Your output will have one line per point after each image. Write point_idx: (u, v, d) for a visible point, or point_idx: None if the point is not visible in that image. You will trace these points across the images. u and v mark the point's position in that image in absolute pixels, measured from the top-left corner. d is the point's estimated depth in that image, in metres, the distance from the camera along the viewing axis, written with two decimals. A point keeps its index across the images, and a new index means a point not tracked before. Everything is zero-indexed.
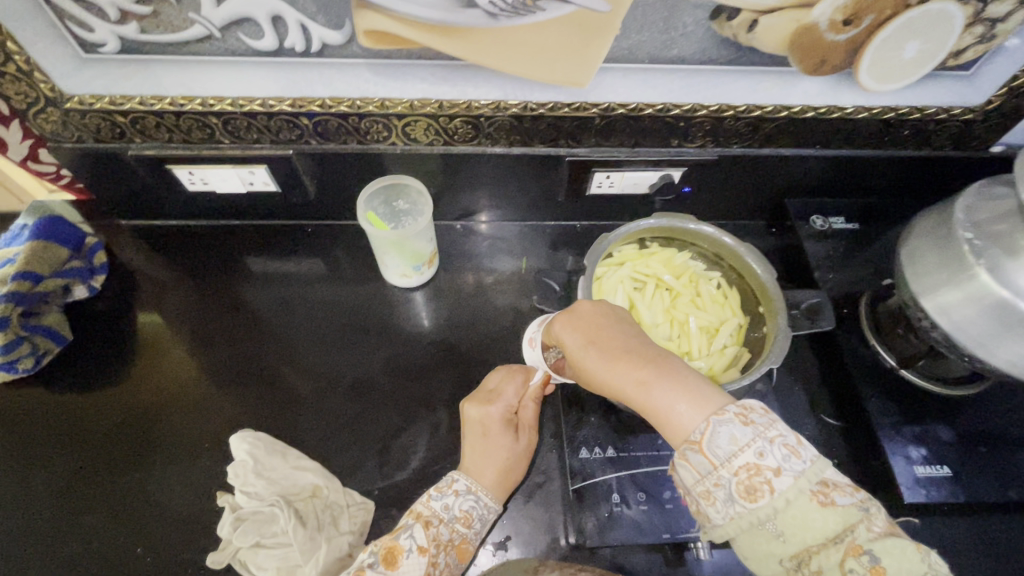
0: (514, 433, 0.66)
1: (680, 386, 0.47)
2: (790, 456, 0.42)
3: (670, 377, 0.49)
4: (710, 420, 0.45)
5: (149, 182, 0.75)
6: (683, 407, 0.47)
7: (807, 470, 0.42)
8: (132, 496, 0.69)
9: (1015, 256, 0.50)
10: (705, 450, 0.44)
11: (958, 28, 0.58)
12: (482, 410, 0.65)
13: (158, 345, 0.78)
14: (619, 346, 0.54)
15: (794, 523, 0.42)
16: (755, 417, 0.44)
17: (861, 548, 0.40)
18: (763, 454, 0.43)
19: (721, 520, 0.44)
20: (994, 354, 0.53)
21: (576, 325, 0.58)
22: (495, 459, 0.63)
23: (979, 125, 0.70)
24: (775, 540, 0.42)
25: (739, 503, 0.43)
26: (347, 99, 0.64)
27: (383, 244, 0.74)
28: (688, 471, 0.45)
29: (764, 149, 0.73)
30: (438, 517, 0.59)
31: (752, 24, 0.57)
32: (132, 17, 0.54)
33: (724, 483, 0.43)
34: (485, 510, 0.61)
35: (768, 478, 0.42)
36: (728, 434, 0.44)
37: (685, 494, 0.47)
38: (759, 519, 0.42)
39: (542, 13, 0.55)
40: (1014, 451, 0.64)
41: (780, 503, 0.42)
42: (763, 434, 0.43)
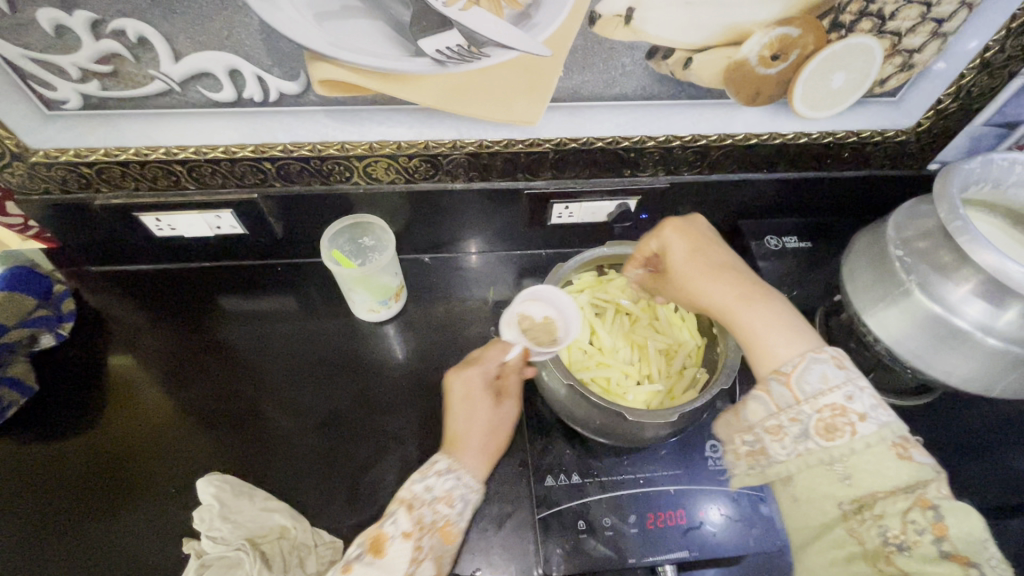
0: (495, 399, 0.67)
1: (779, 317, 0.51)
2: (876, 406, 0.46)
3: (773, 305, 0.53)
4: (806, 356, 0.48)
5: (117, 228, 0.77)
6: (780, 336, 0.50)
7: (890, 422, 0.45)
8: (97, 545, 0.68)
9: (941, 272, 0.55)
10: (792, 383, 0.47)
11: (878, 60, 0.62)
12: (463, 376, 0.67)
13: (130, 389, 0.78)
14: (727, 268, 0.57)
15: (867, 466, 0.44)
16: (847, 364, 0.47)
17: (929, 501, 0.42)
18: (851, 399, 0.45)
19: (785, 455, 0.46)
20: (931, 366, 0.57)
21: (686, 236, 0.61)
22: (475, 425, 0.65)
23: (914, 146, 0.74)
24: (841, 482, 0.44)
25: (813, 440, 0.45)
26: (307, 144, 0.66)
27: (349, 281, 0.76)
28: (766, 402, 0.48)
29: (714, 175, 0.76)
30: (420, 499, 0.58)
31: (687, 62, 0.60)
32: (93, 75, 0.56)
33: (803, 417, 0.46)
34: (466, 490, 0.60)
35: (852, 421, 0.45)
36: (821, 372, 0.47)
37: (747, 432, 0.49)
38: (828, 458, 0.45)
39: (487, 59, 0.58)
40: (952, 460, 0.69)
41: (859, 446, 0.44)
42: (854, 381, 0.46)
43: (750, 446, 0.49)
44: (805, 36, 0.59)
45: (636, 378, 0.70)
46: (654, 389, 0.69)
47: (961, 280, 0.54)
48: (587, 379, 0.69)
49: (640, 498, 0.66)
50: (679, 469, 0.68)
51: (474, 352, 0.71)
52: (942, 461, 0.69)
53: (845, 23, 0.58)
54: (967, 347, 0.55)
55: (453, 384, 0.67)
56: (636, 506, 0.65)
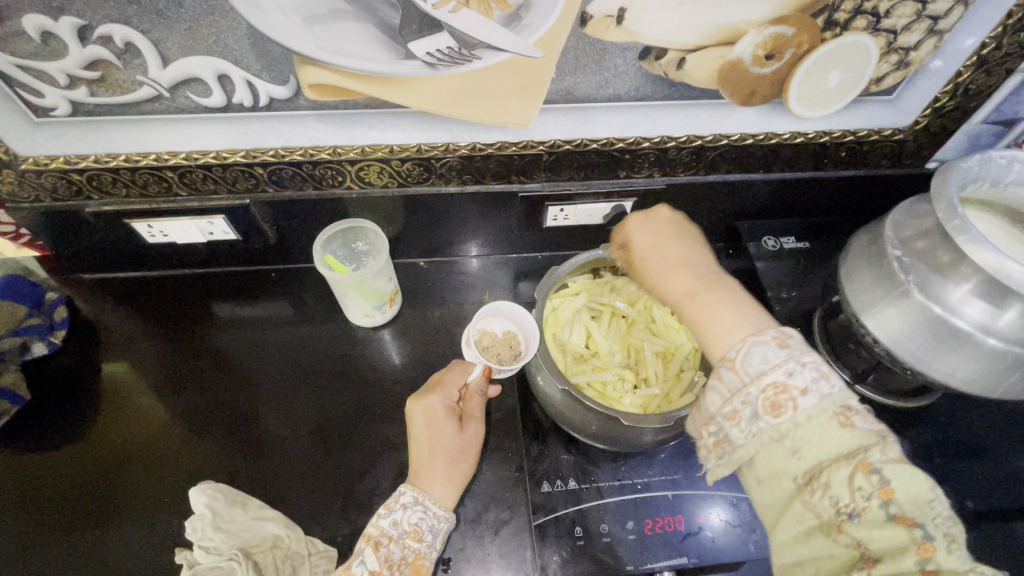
0: (459, 424, 0.66)
1: (730, 305, 0.49)
2: (818, 379, 0.44)
3: (724, 292, 0.51)
4: (748, 340, 0.46)
5: (110, 235, 0.76)
6: (726, 320, 0.49)
7: (834, 393, 0.43)
8: (87, 557, 0.67)
9: (940, 272, 0.54)
10: (737, 367, 0.46)
11: (873, 58, 0.61)
12: (424, 404, 0.66)
13: (123, 398, 0.77)
14: (683, 258, 0.55)
15: (812, 438, 0.42)
16: (792, 342, 0.46)
17: (871, 466, 0.41)
18: (792, 374, 0.44)
19: (743, 439, 0.45)
20: (931, 367, 0.57)
21: (647, 229, 0.59)
22: (439, 453, 0.64)
23: (911, 144, 0.73)
24: (791, 457, 0.43)
25: (763, 419, 0.44)
26: (299, 148, 0.65)
27: (342, 286, 0.75)
28: (719, 389, 0.46)
29: (710, 176, 0.75)
30: (387, 535, 0.59)
31: (680, 62, 0.59)
32: (81, 81, 0.56)
33: (751, 399, 0.44)
34: (435, 521, 0.61)
35: (794, 396, 0.43)
36: (762, 354, 0.45)
37: (710, 422, 0.47)
38: (778, 435, 0.43)
39: (478, 61, 0.57)
40: (953, 462, 0.68)
41: (802, 418, 0.43)
42: (796, 356, 0.45)
43: (714, 437, 0.47)
44: (799, 34, 0.58)
45: (631, 382, 0.69)
46: (650, 393, 0.69)
47: (960, 281, 0.53)
48: (582, 384, 0.69)
49: (639, 503, 0.65)
50: (677, 473, 0.67)
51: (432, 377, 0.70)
52: (942, 463, 0.68)
53: (839, 21, 0.58)
54: (967, 348, 0.54)
55: (415, 412, 0.66)
56: (635, 512, 0.65)
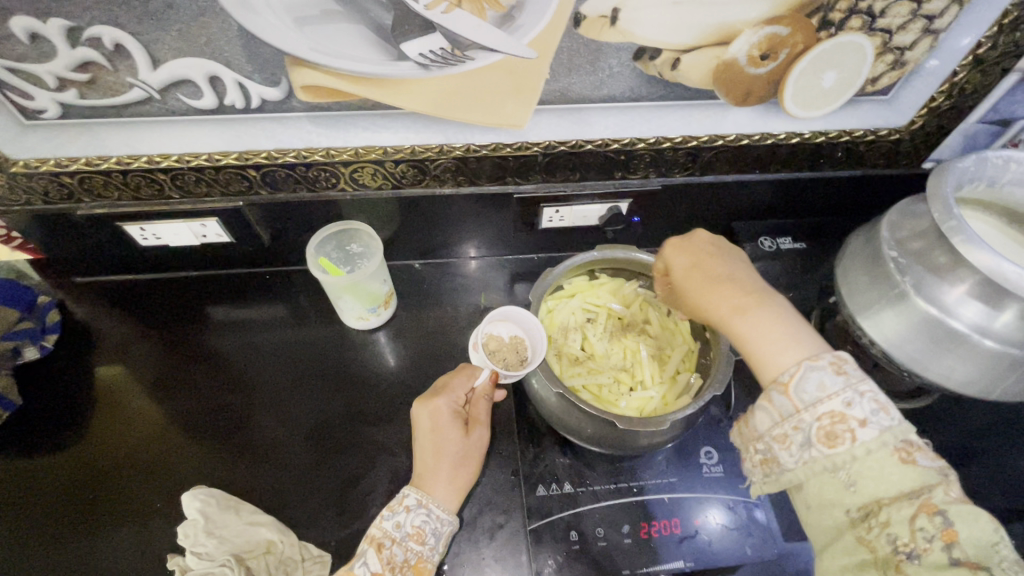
0: (464, 428, 0.65)
1: (779, 326, 0.50)
2: (878, 410, 0.44)
3: (774, 312, 0.51)
4: (803, 364, 0.46)
5: (102, 238, 0.75)
6: (778, 342, 0.49)
7: (893, 427, 0.43)
8: (79, 563, 0.66)
9: (936, 273, 0.54)
10: (790, 392, 0.46)
11: (869, 57, 0.61)
12: (429, 407, 0.64)
13: (117, 401, 0.77)
14: (727, 276, 0.56)
15: (870, 473, 0.43)
16: (848, 368, 0.46)
17: (934, 507, 0.41)
18: (850, 405, 0.44)
19: (793, 464, 0.45)
20: (928, 368, 0.56)
21: (687, 248, 0.60)
22: (444, 457, 0.63)
23: (908, 144, 0.73)
24: (846, 489, 0.44)
25: (817, 448, 0.44)
26: (292, 150, 0.65)
27: (337, 288, 0.74)
28: (769, 412, 0.47)
29: (706, 176, 0.75)
30: (390, 537, 0.59)
31: (675, 62, 0.59)
32: (71, 84, 0.55)
33: (804, 426, 0.45)
34: (438, 523, 0.61)
35: (851, 428, 0.44)
36: (818, 380, 0.45)
37: (757, 441, 0.48)
38: (832, 465, 0.44)
39: (472, 62, 0.57)
40: (953, 463, 0.68)
41: (860, 452, 0.43)
42: (855, 386, 0.45)
43: (762, 455, 0.48)
44: (794, 34, 0.58)
45: (628, 385, 0.69)
46: (647, 395, 0.68)
47: (955, 281, 0.53)
48: (578, 387, 0.68)
49: (634, 507, 0.65)
50: (674, 476, 0.67)
51: (442, 380, 0.68)
52: None
53: (834, 21, 0.57)
54: (964, 350, 0.54)
55: (420, 415, 0.65)
56: (630, 516, 0.64)
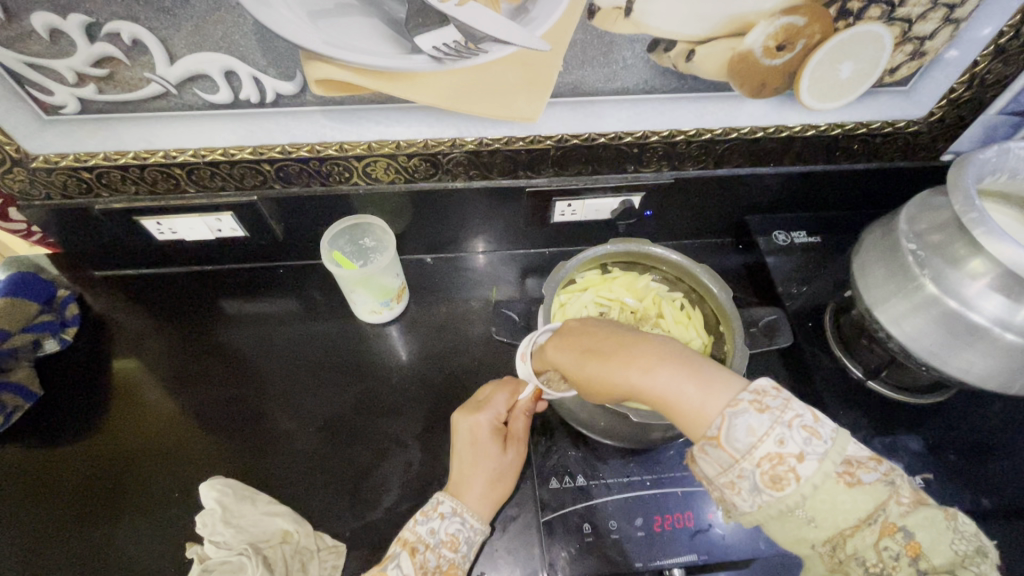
0: (502, 444, 0.65)
1: (685, 378, 0.48)
2: (810, 439, 0.42)
3: (674, 360, 0.49)
4: (726, 413, 0.44)
5: (119, 232, 0.76)
6: (694, 396, 0.47)
7: (829, 452, 0.42)
8: (100, 552, 0.67)
9: (956, 266, 0.53)
10: (723, 444, 0.44)
11: (888, 48, 0.60)
12: (470, 421, 0.65)
13: (134, 394, 0.78)
14: (612, 347, 0.54)
15: (823, 506, 0.42)
16: (770, 401, 0.44)
17: (894, 526, 0.40)
18: (783, 442, 0.42)
19: (747, 508, 0.44)
20: (947, 362, 0.56)
21: (566, 341, 0.58)
22: (480, 471, 0.64)
23: (926, 136, 0.72)
24: (807, 526, 0.42)
25: (766, 493, 0.42)
26: (306, 144, 0.65)
27: (350, 282, 0.75)
28: (710, 462, 0.45)
29: (719, 170, 0.74)
30: (423, 542, 0.59)
31: (690, 54, 0.59)
32: (90, 79, 0.56)
33: (747, 474, 0.43)
34: (471, 532, 0.61)
35: (792, 466, 0.42)
36: (746, 424, 0.43)
37: (709, 486, 0.46)
38: (787, 506, 0.42)
39: (484, 55, 0.57)
40: (970, 459, 0.67)
41: (808, 489, 0.42)
42: (781, 419, 0.43)
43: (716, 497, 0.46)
44: (810, 25, 0.57)
45: None
46: None
47: (976, 275, 0.52)
48: None
49: (647, 501, 0.65)
50: (686, 470, 0.67)
51: (484, 392, 0.69)
52: (959, 461, 0.67)
53: (852, 10, 0.56)
54: (984, 344, 0.53)
55: (461, 426, 0.66)
56: (643, 509, 0.64)
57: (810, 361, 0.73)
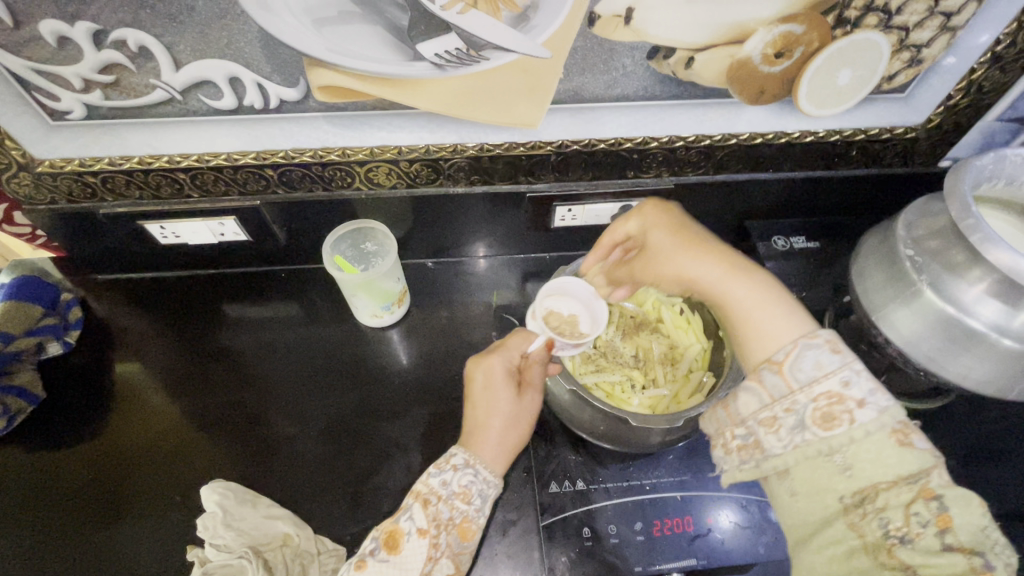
0: (516, 390, 0.63)
1: (775, 302, 0.51)
2: (874, 391, 0.45)
3: (766, 285, 0.52)
4: (799, 343, 0.48)
5: (124, 237, 0.77)
6: (772, 318, 0.50)
7: (891, 407, 0.44)
8: (99, 555, 0.68)
9: (953, 272, 0.54)
10: (784, 372, 0.47)
11: (886, 56, 0.60)
12: (483, 365, 0.63)
13: (136, 397, 0.78)
14: (714, 250, 0.55)
15: (867, 457, 0.43)
16: (843, 348, 0.47)
17: (932, 492, 0.41)
18: (847, 385, 0.45)
19: (783, 446, 0.46)
20: (945, 367, 0.56)
21: (666, 221, 0.60)
22: (495, 417, 0.61)
23: (924, 142, 0.72)
24: (841, 474, 0.44)
25: (811, 430, 0.45)
26: (309, 150, 0.66)
27: (352, 286, 0.75)
28: (760, 393, 0.48)
29: (718, 176, 0.75)
30: (436, 494, 0.56)
31: (689, 61, 0.59)
32: (96, 85, 0.57)
33: (797, 407, 0.46)
34: (484, 486, 0.58)
35: (850, 409, 0.44)
36: (814, 359, 0.46)
37: (742, 425, 0.49)
38: (828, 449, 0.44)
39: (485, 62, 0.57)
40: (972, 464, 0.67)
41: (858, 435, 0.44)
42: (851, 364, 0.46)
43: (742, 440, 0.49)
44: (809, 33, 0.58)
45: (639, 383, 0.69)
46: (659, 393, 0.69)
47: (974, 280, 0.52)
48: (590, 384, 0.69)
49: (646, 505, 0.65)
50: (685, 475, 0.67)
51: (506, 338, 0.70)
52: (959, 466, 0.67)
53: (851, 18, 0.57)
54: (981, 349, 0.53)
55: (473, 372, 0.63)
56: (642, 513, 0.64)
57: None
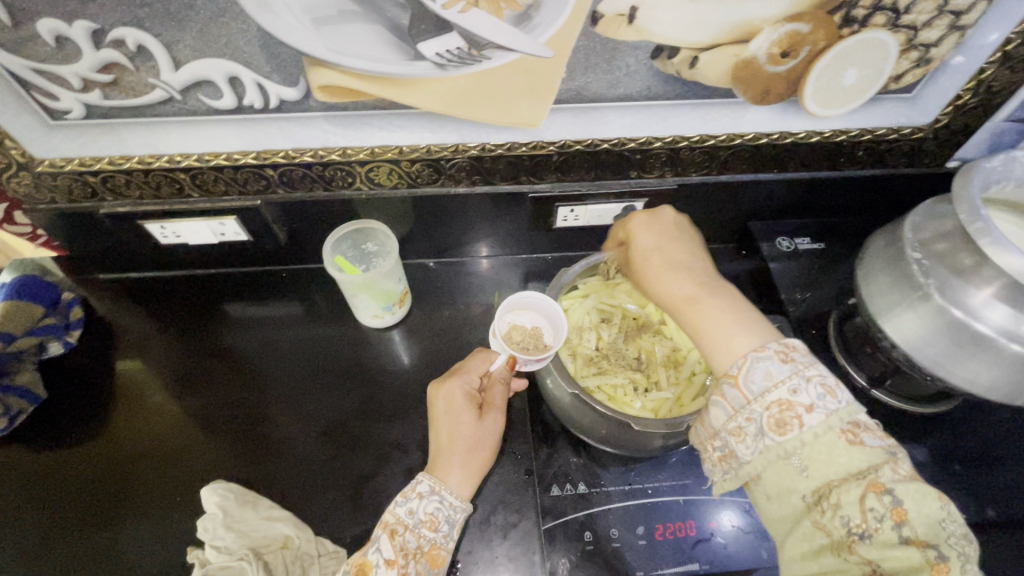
0: (478, 412, 0.64)
1: (737, 317, 0.49)
2: (824, 395, 0.44)
3: (730, 300, 0.51)
4: (749, 356, 0.46)
5: (124, 236, 0.77)
6: (728, 331, 0.49)
7: (839, 410, 0.44)
8: (101, 555, 0.68)
9: (961, 276, 0.53)
10: (741, 384, 0.46)
11: (893, 55, 0.60)
12: (444, 391, 0.64)
13: (138, 397, 0.78)
14: (683, 262, 0.56)
15: (820, 457, 0.43)
16: (795, 355, 0.46)
17: (882, 486, 0.41)
18: (796, 391, 0.44)
19: (750, 455, 0.45)
20: (951, 372, 0.56)
21: (651, 227, 0.60)
22: (457, 442, 0.62)
23: (931, 142, 0.71)
24: (798, 475, 0.44)
25: (769, 437, 0.44)
26: (310, 150, 0.65)
27: (352, 287, 0.75)
28: (723, 405, 0.47)
29: (722, 176, 0.74)
30: (403, 523, 0.57)
31: (692, 61, 0.59)
32: (95, 85, 0.56)
33: (755, 417, 0.45)
34: (451, 511, 0.59)
35: (798, 414, 0.44)
36: (765, 370, 0.46)
37: (715, 437, 0.48)
38: (784, 453, 0.44)
39: (487, 61, 0.57)
40: (978, 468, 0.67)
41: (808, 438, 0.43)
42: (801, 372, 0.45)
43: (720, 451, 0.48)
44: (815, 32, 0.57)
45: (641, 386, 0.69)
46: (662, 397, 0.68)
47: (982, 284, 0.52)
48: (592, 388, 0.68)
49: (648, 509, 0.65)
50: (688, 478, 0.67)
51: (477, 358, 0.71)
52: (964, 470, 0.66)
53: (857, 17, 0.56)
54: (988, 354, 0.53)
55: (435, 399, 0.64)
56: (644, 517, 0.64)
57: None
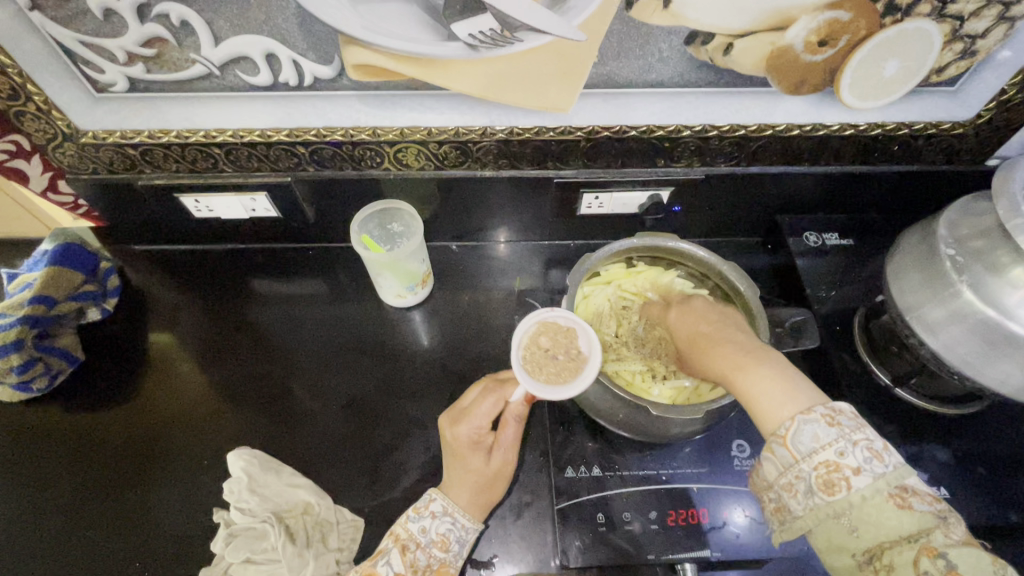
0: (486, 453, 0.65)
1: (782, 382, 0.50)
2: (871, 458, 0.44)
3: (775, 371, 0.51)
4: (796, 417, 0.47)
5: (160, 209, 0.79)
6: (776, 397, 0.49)
7: (887, 474, 0.44)
8: (130, 512, 0.71)
9: (997, 274, 0.52)
10: (789, 444, 0.46)
11: (937, 46, 0.58)
12: (453, 432, 0.65)
13: (167, 365, 0.81)
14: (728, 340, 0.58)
15: (869, 518, 0.43)
16: (841, 419, 0.46)
17: (935, 550, 0.41)
18: (843, 454, 0.44)
19: (801, 511, 0.46)
20: (982, 372, 0.55)
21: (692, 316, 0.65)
22: (466, 483, 0.64)
23: (972, 139, 0.69)
24: (849, 535, 0.44)
25: (818, 496, 0.45)
26: (341, 128, 0.66)
27: (377, 266, 0.76)
28: (773, 462, 0.47)
29: (751, 167, 0.73)
30: (415, 540, 0.61)
31: (728, 48, 0.58)
32: (138, 58, 0.58)
33: (804, 476, 0.45)
34: (462, 532, 0.62)
35: (846, 476, 0.44)
36: (812, 432, 0.46)
37: (768, 489, 0.49)
38: (835, 511, 0.44)
39: (520, 43, 0.57)
40: (1005, 476, 0.65)
41: (857, 499, 0.44)
42: (848, 436, 0.45)
43: (774, 503, 0.48)
44: (856, 19, 0.56)
45: (659, 373, 0.69)
46: (681, 384, 0.68)
47: (1017, 283, 0.51)
48: (611, 372, 0.69)
49: (662, 494, 0.65)
50: (703, 467, 0.67)
51: (503, 373, 0.70)
52: (989, 475, 0.65)
53: (901, 5, 0.55)
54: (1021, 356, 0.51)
55: (445, 438, 0.66)
56: (658, 503, 0.65)
57: (836, 365, 0.72)
